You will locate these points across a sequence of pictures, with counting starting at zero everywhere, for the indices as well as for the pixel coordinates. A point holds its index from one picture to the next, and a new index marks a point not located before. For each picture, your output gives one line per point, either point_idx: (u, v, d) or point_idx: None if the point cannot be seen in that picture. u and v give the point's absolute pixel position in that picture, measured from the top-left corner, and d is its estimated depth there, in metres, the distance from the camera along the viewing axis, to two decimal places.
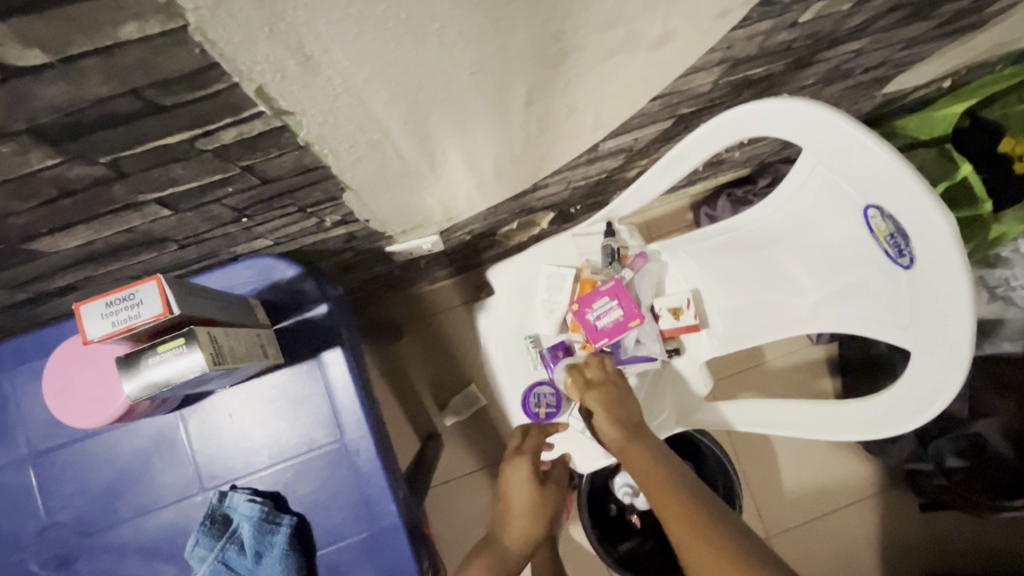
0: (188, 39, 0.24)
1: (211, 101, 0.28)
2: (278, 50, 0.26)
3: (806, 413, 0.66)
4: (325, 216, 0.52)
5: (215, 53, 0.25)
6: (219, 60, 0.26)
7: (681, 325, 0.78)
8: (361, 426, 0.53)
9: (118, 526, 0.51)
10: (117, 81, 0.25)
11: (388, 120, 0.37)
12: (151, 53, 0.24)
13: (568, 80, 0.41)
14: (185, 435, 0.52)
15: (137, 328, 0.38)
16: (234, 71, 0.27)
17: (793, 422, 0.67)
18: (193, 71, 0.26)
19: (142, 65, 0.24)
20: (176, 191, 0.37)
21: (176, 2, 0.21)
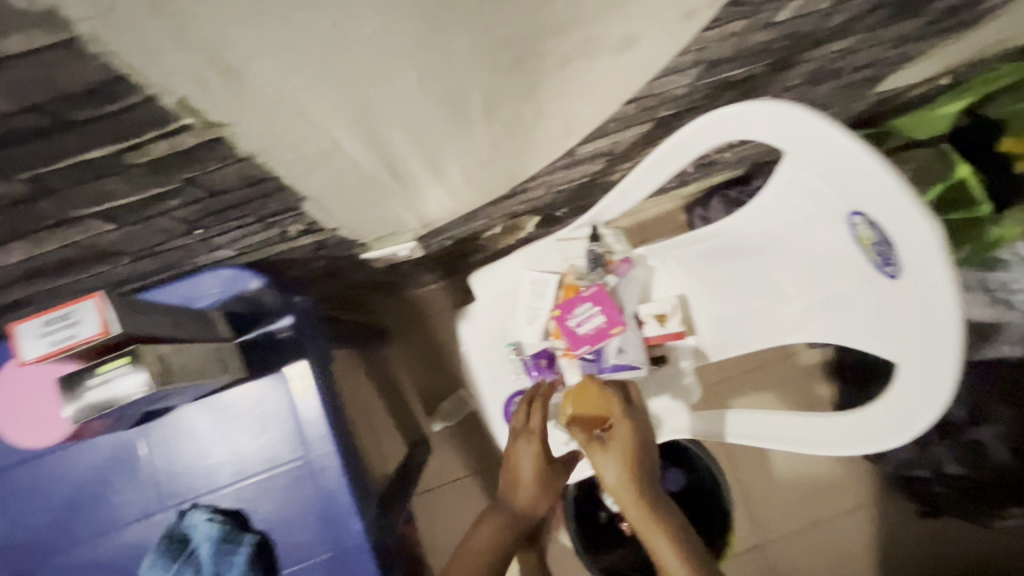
0: (84, 50, 0.22)
1: (129, 114, 0.27)
2: (191, 60, 0.24)
3: (783, 424, 0.65)
4: (288, 226, 0.51)
5: (119, 65, 0.23)
6: (126, 73, 0.24)
7: (667, 334, 0.76)
8: (326, 443, 0.52)
9: (76, 546, 0.50)
10: (14, 95, 0.23)
11: (334, 129, 0.35)
12: (45, 65, 0.22)
13: (528, 86, 0.39)
14: (146, 451, 0.51)
15: (74, 348, 0.36)
16: (146, 84, 0.25)
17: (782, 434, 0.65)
18: (101, 84, 0.24)
19: (38, 79, 0.23)
20: (115, 205, 0.36)
21: (59, 12, 0.20)
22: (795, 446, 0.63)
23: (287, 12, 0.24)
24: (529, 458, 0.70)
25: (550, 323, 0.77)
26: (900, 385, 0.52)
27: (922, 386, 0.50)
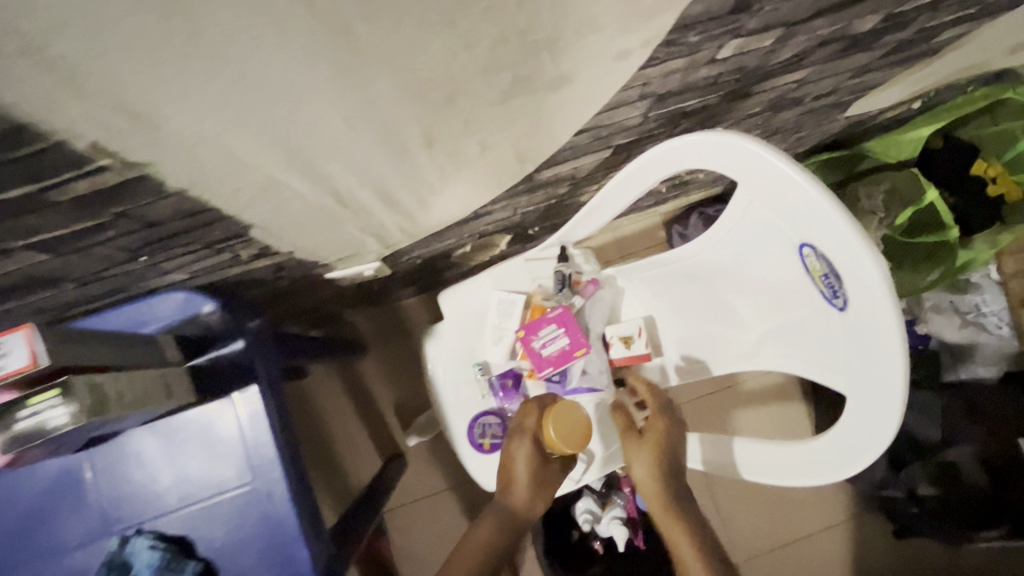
0: None
1: (41, 158, 0.27)
2: (96, 108, 0.25)
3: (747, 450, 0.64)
4: (239, 250, 0.51)
5: (20, 114, 0.24)
6: (29, 122, 0.24)
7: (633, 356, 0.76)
8: (274, 469, 0.51)
9: (18, 570, 0.50)
10: None
11: (265, 165, 0.35)
12: None
13: (466, 122, 0.39)
14: (91, 476, 0.50)
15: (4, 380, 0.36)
16: (53, 130, 0.25)
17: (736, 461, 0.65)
18: (4, 132, 0.24)
19: None
20: (46, 237, 0.36)
21: None
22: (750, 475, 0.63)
23: (189, 65, 0.24)
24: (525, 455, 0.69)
25: (516, 344, 0.78)
26: (849, 417, 0.53)
27: (870, 418, 0.50)
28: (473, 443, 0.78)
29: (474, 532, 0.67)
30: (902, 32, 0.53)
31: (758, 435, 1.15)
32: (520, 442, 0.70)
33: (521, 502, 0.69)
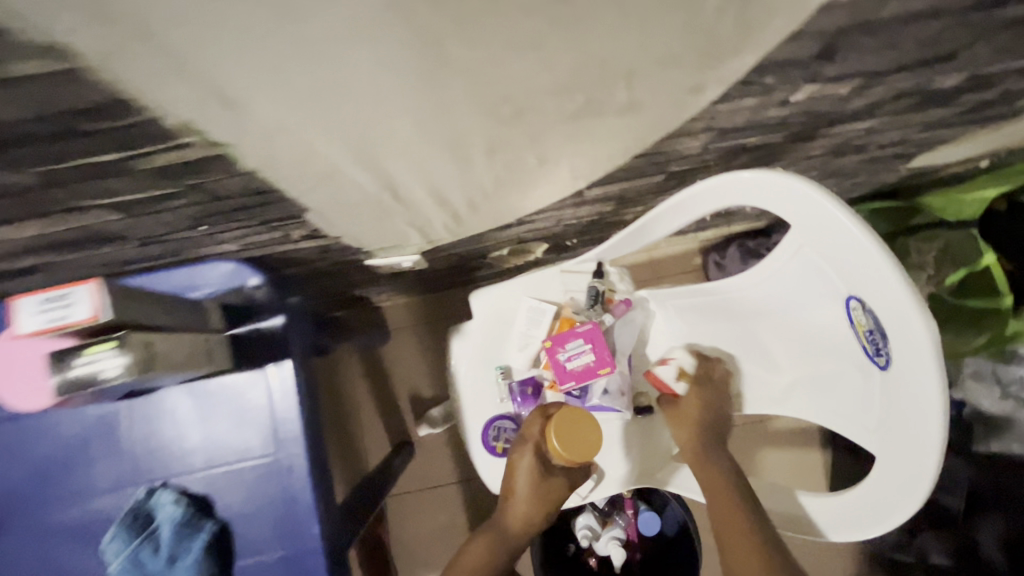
0: (92, 78, 0.24)
1: (134, 130, 0.28)
2: (192, 93, 0.26)
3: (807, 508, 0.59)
4: (291, 230, 0.52)
5: (125, 91, 0.25)
6: (132, 97, 0.26)
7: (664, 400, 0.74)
8: (297, 443, 0.53)
9: (49, 504, 0.52)
10: (27, 105, 0.25)
11: (333, 156, 0.36)
12: (56, 86, 0.24)
13: (532, 136, 0.39)
14: (127, 425, 0.53)
15: (67, 327, 0.38)
16: (150, 107, 0.27)
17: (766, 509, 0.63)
18: (107, 104, 0.26)
19: (49, 97, 0.24)
20: (120, 199, 0.37)
21: (73, 46, 0.21)
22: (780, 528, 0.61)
23: (279, 62, 0.25)
24: (526, 468, 0.71)
25: (541, 353, 0.78)
26: (874, 481, 0.52)
27: (897, 486, 0.49)
28: (486, 444, 0.78)
29: (473, 544, 0.70)
30: (984, 93, 0.51)
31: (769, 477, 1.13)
32: (522, 455, 0.72)
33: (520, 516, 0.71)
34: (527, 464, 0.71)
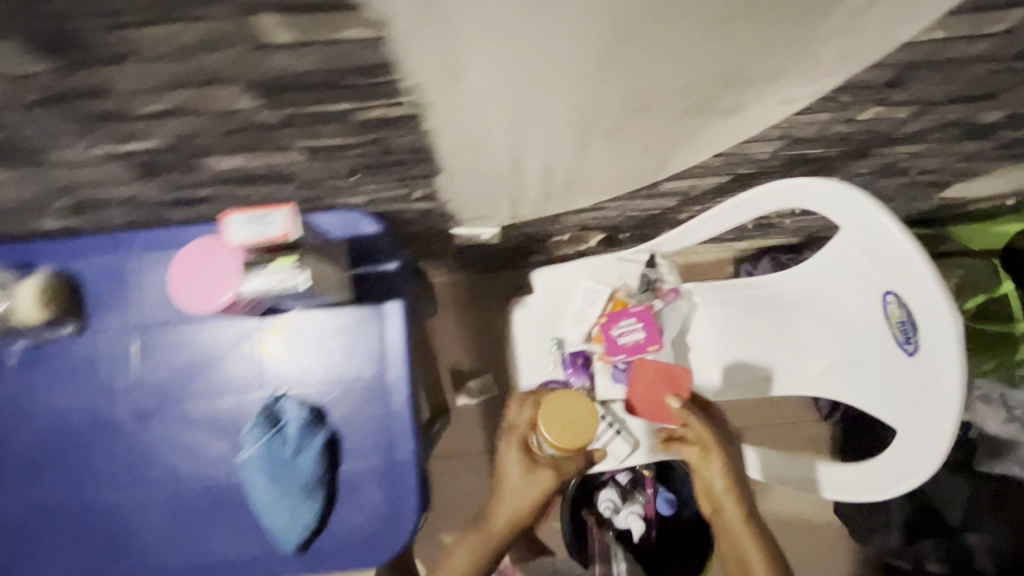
0: (381, 44, 0.33)
1: (375, 87, 0.38)
2: (436, 55, 0.35)
3: (831, 477, 0.68)
4: (415, 190, 0.62)
5: (394, 56, 0.34)
6: (394, 61, 0.35)
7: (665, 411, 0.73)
8: (400, 370, 0.62)
9: (188, 400, 0.62)
10: (323, 61, 0.34)
11: (493, 123, 0.46)
12: (355, 48, 0.33)
13: (646, 122, 0.48)
14: (260, 340, 0.63)
15: (263, 241, 0.47)
16: (400, 70, 0.36)
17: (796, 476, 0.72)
18: (374, 65, 0.35)
19: (343, 56, 0.34)
20: (317, 144, 0.47)
21: (389, 22, 0.31)
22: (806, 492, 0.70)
23: (509, 37, 0.34)
24: (515, 464, 0.67)
25: (593, 329, 0.87)
26: (893, 449, 0.60)
27: (917, 450, 0.57)
28: None
29: (462, 546, 0.68)
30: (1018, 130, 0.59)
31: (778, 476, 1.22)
32: (509, 452, 0.68)
33: (507, 514, 0.67)
34: (516, 461, 0.67)
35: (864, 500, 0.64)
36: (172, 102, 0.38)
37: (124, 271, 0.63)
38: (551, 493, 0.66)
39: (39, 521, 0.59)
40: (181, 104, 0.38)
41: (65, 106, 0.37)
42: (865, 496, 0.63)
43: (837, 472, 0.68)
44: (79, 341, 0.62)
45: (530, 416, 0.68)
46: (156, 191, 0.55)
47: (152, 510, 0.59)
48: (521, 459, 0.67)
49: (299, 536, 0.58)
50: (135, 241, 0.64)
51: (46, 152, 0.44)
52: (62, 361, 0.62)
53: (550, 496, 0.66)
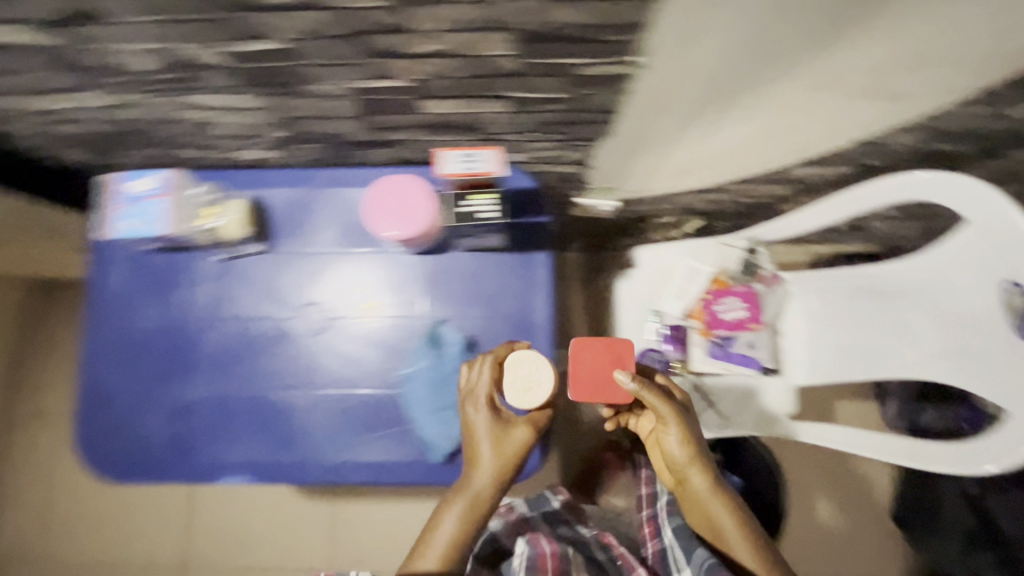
0: (655, 5, 0.40)
1: (621, 44, 0.45)
2: (685, 22, 0.42)
3: (933, 450, 0.74)
4: (573, 153, 0.69)
5: (656, 16, 0.41)
6: (652, 23, 0.42)
7: (614, 390, 0.66)
8: (545, 311, 0.69)
9: (357, 319, 0.71)
10: (597, 17, 0.41)
11: (686, 90, 0.53)
12: (632, 7, 0.40)
13: (811, 101, 0.55)
14: (422, 273, 0.71)
15: (474, 175, 0.55)
16: (652, 30, 0.43)
17: (895, 449, 0.79)
18: (636, 24, 0.42)
19: (617, 13, 0.41)
20: (528, 96, 0.54)
21: None
22: (905, 462, 0.77)
23: (751, 9, 0.41)
24: (484, 427, 0.62)
25: (694, 304, 0.93)
26: (1003, 427, 0.66)
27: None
28: None
29: (446, 514, 0.61)
30: None
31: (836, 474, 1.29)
32: (473, 414, 0.63)
33: (488, 475, 0.61)
34: (486, 420, 0.62)
35: (969, 472, 0.70)
36: (448, 44, 0.45)
37: (306, 202, 0.72)
38: (523, 449, 0.63)
39: (228, 408, 0.70)
40: (453, 47, 0.46)
41: (364, 40, 0.45)
42: (970, 469, 0.69)
43: (938, 447, 0.74)
44: (266, 258, 0.71)
45: (487, 379, 0.63)
46: (361, 129, 0.63)
47: (316, 420, 0.70)
48: (492, 418, 0.62)
49: (446, 448, 0.67)
50: (318, 177, 0.72)
51: (310, 81, 0.52)
52: (251, 274, 0.71)
53: (523, 452, 0.63)
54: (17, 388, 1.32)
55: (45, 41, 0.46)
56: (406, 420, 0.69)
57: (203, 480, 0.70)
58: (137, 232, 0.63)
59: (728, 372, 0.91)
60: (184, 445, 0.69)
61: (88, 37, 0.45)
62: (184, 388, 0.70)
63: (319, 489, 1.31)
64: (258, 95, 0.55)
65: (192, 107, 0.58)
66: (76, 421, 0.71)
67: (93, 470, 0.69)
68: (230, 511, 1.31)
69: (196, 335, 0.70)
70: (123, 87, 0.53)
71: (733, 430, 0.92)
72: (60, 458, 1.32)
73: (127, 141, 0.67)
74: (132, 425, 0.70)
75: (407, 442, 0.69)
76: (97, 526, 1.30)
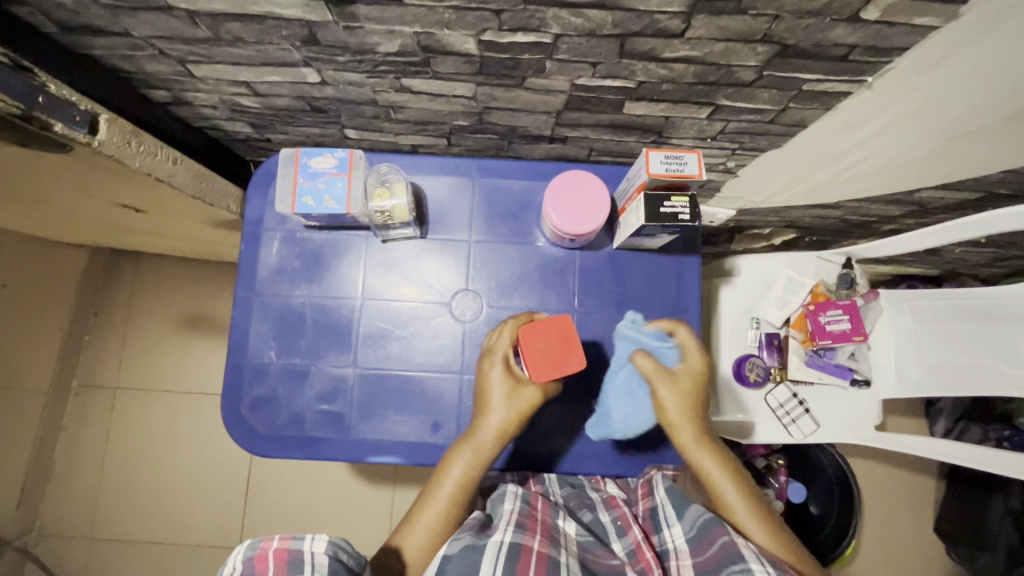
0: (926, 32, 0.43)
1: (863, 65, 0.48)
2: (942, 45, 0.44)
3: None
4: (730, 158, 0.72)
5: (920, 41, 0.44)
6: (910, 46, 0.45)
7: (562, 356, 0.61)
8: (693, 310, 0.73)
9: (511, 307, 0.72)
10: (864, 39, 0.44)
11: (888, 110, 0.55)
12: (905, 32, 0.43)
13: (1005, 128, 0.56)
14: (575, 267, 0.73)
15: (678, 176, 0.57)
16: (904, 54, 0.46)
17: (1009, 464, 0.77)
18: (894, 47, 0.45)
19: (887, 37, 0.44)
20: (737, 105, 0.57)
21: (958, 17, 0.41)
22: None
23: (1010, 46, 0.43)
24: (499, 383, 0.62)
25: (794, 314, 0.97)
26: None
27: None
28: (741, 374, 0.97)
29: (451, 462, 0.61)
30: None
31: (885, 491, 1.33)
32: (490, 369, 0.63)
33: (495, 430, 0.61)
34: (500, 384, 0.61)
35: None
36: (702, 51, 0.47)
37: (462, 190, 0.73)
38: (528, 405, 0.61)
39: (383, 389, 0.70)
40: (703, 54, 0.48)
41: (628, 42, 0.47)
42: None
43: None
44: (418, 243, 0.73)
45: (511, 338, 0.63)
46: (545, 124, 0.64)
47: (468, 403, 0.70)
48: (502, 371, 0.62)
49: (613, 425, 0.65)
50: (475, 165, 0.73)
51: (537, 75, 0.53)
52: (405, 257, 0.73)
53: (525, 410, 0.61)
54: (78, 353, 1.26)
55: (306, 16, 0.46)
56: (560, 411, 0.72)
57: (353, 459, 0.70)
58: (319, 209, 0.64)
59: (823, 382, 0.95)
60: (338, 423, 0.69)
61: (352, 16, 0.46)
62: (339, 365, 0.70)
63: (386, 474, 1.27)
64: (473, 84, 0.56)
65: (396, 89, 0.58)
66: (227, 391, 0.70)
67: (244, 445, 0.69)
68: (293, 491, 1.26)
69: (351, 313, 0.71)
70: (345, 65, 0.54)
71: (825, 439, 0.96)
72: (120, 430, 1.27)
73: (297, 117, 0.67)
74: (288, 399, 0.70)
75: (563, 430, 0.73)
76: (157, 502, 1.26)
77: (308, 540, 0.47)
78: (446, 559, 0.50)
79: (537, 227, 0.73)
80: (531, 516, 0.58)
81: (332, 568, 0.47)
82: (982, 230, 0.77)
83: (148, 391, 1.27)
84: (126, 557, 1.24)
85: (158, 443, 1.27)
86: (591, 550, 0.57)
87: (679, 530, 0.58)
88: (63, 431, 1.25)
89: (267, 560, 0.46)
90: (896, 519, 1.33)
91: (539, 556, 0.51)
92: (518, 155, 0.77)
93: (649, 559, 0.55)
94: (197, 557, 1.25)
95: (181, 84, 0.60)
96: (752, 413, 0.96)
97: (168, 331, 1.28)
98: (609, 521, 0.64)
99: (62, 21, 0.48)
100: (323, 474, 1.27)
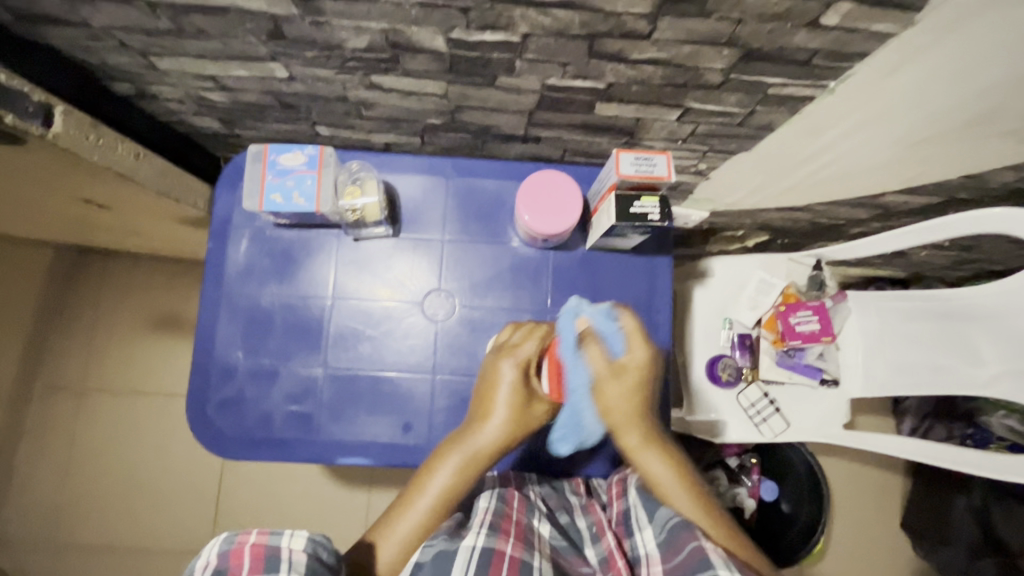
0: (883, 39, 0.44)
1: (826, 68, 0.49)
2: (902, 50, 0.45)
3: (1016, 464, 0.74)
4: (702, 160, 0.73)
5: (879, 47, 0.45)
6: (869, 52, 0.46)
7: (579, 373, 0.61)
8: (665, 311, 0.74)
9: (484, 307, 0.72)
10: (825, 43, 0.45)
11: (853, 114, 0.56)
12: (864, 37, 0.44)
13: (964, 134, 0.58)
14: (549, 267, 0.73)
15: (648, 176, 0.58)
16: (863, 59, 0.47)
17: (969, 460, 0.79)
18: (855, 52, 0.46)
19: (847, 42, 0.45)
20: (706, 107, 0.58)
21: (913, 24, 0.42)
22: (985, 470, 0.77)
23: (965, 54, 0.44)
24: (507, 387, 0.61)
25: (766, 315, 0.99)
26: None
27: None
28: (714, 374, 0.98)
29: (438, 467, 0.60)
30: None
31: (855, 489, 1.36)
32: (505, 367, 0.62)
33: (493, 440, 0.60)
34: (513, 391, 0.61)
35: None
36: (669, 53, 0.48)
37: (436, 189, 0.73)
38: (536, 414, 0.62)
39: (353, 390, 0.69)
40: (670, 56, 0.48)
41: (596, 43, 0.47)
42: None
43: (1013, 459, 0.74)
44: (390, 242, 0.72)
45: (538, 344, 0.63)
46: (518, 124, 0.64)
47: (440, 404, 0.70)
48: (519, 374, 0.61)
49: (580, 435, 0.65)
50: (448, 164, 0.73)
51: (508, 74, 0.53)
52: (377, 255, 0.72)
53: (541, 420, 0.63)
54: (41, 354, 1.22)
55: (271, 10, 0.45)
56: None
57: (322, 460, 0.69)
58: (289, 207, 0.63)
59: (794, 381, 0.97)
60: (307, 424, 0.68)
61: (318, 10, 0.45)
62: (309, 365, 0.69)
63: (362, 476, 1.26)
64: (444, 82, 0.56)
65: (367, 86, 0.58)
66: (193, 391, 0.69)
67: (210, 447, 0.67)
68: (266, 495, 1.24)
69: (322, 313, 0.70)
70: (314, 60, 0.53)
71: (795, 438, 0.97)
72: (85, 433, 1.23)
73: (267, 113, 0.66)
74: (255, 400, 0.69)
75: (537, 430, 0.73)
76: (124, 506, 1.22)
77: (286, 536, 0.47)
78: (417, 567, 0.50)
79: (511, 227, 0.73)
80: (506, 517, 0.57)
81: (310, 566, 0.46)
82: (943, 233, 0.79)
83: (116, 392, 1.24)
84: (90, 564, 1.20)
85: (126, 446, 1.23)
86: (565, 555, 0.57)
87: (650, 533, 0.57)
88: (25, 435, 1.21)
89: (243, 556, 0.45)
90: (864, 515, 1.36)
91: (511, 561, 0.51)
92: (492, 154, 0.77)
93: (620, 568, 0.55)
94: (165, 563, 1.21)
95: (144, 77, 0.59)
96: (725, 412, 0.98)
97: (137, 331, 1.25)
98: (586, 526, 0.64)
99: (17, 9, 0.47)
100: (297, 476, 1.25)
